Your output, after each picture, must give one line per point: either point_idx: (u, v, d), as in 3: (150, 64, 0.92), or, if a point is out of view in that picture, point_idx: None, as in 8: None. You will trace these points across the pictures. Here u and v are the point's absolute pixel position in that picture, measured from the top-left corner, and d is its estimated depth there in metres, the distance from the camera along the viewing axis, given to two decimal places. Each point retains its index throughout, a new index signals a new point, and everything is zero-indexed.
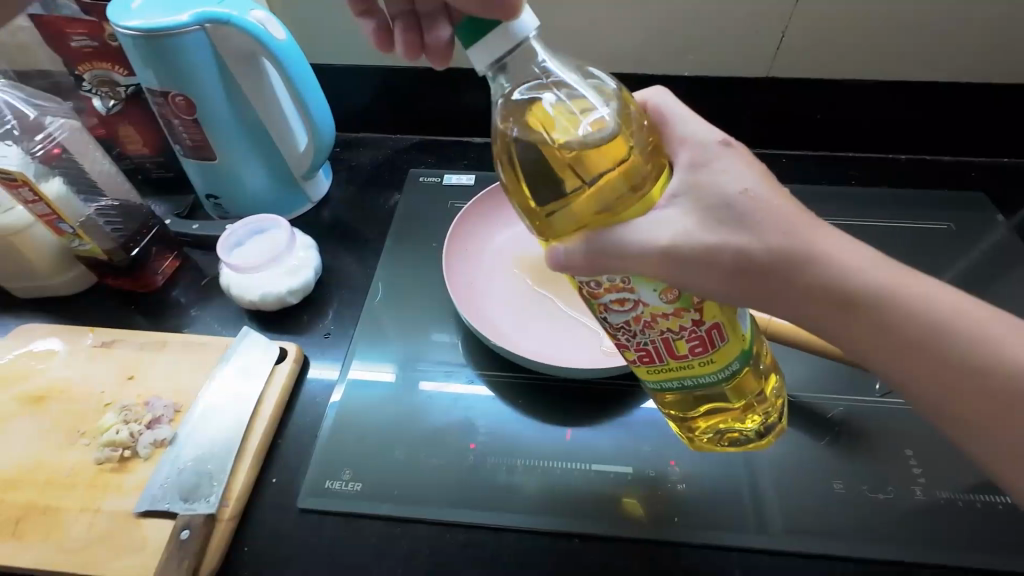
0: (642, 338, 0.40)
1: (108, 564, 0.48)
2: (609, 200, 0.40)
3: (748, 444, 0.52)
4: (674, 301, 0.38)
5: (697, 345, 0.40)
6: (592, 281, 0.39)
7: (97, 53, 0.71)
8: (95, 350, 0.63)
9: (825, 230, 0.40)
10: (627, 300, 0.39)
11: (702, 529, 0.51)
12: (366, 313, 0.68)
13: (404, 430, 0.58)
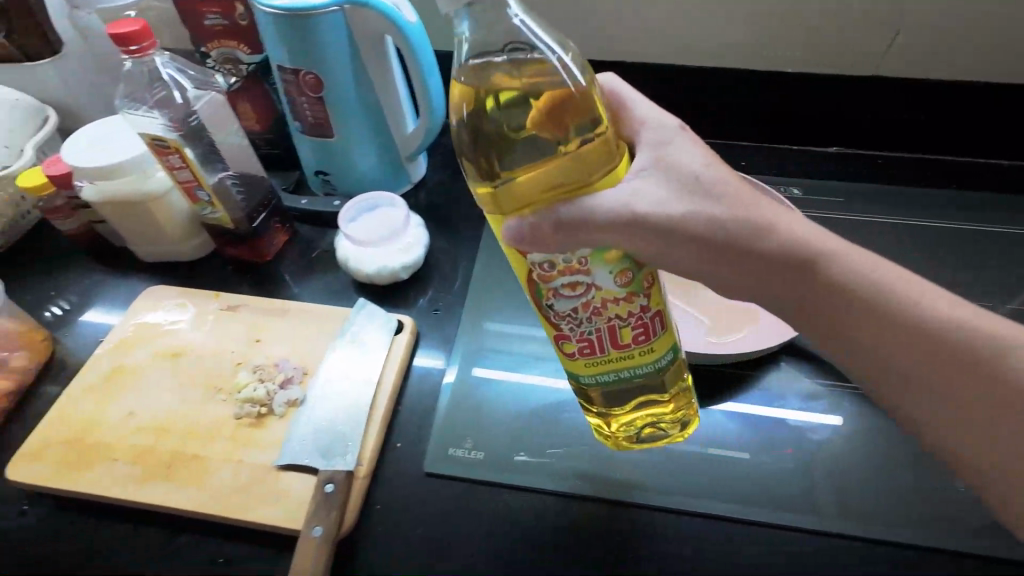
0: (588, 327, 0.42)
1: (256, 511, 0.51)
2: (568, 172, 0.39)
3: (665, 435, 0.56)
4: (624, 285, 0.41)
5: (639, 333, 0.43)
6: (547, 263, 0.39)
7: (227, 31, 0.74)
8: (220, 313, 0.66)
9: (760, 203, 0.43)
10: (580, 283, 0.40)
11: (780, 512, 0.52)
12: (473, 294, 0.70)
13: (520, 404, 0.60)
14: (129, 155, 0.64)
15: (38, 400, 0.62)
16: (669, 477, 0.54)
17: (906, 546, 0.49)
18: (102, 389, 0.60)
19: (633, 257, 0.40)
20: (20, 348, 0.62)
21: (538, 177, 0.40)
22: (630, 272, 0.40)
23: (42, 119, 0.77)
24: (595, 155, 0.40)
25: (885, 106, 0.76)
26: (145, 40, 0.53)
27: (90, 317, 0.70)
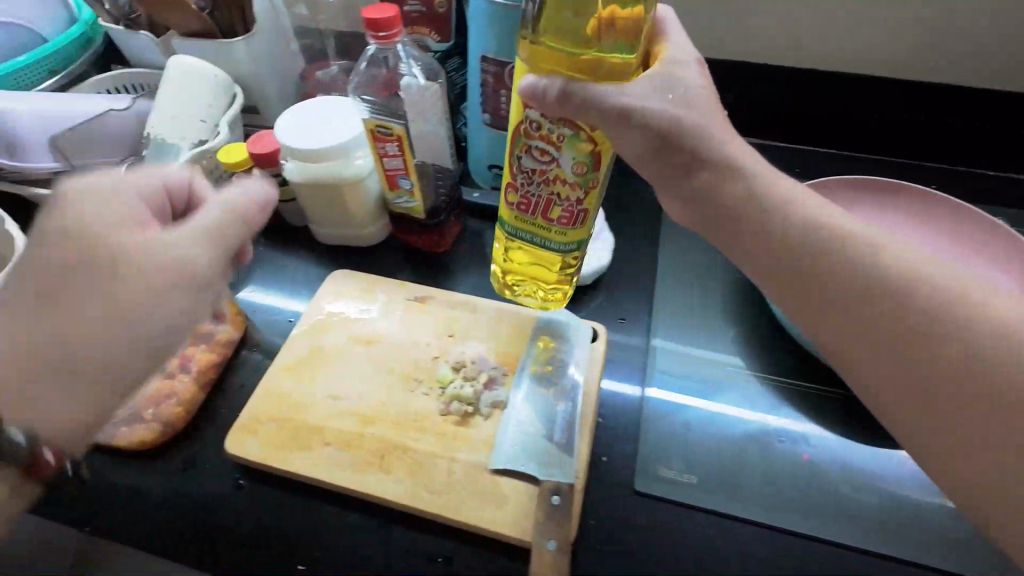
0: (533, 189, 0.54)
1: (477, 513, 0.50)
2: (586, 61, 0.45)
3: (540, 300, 0.67)
4: (576, 176, 0.52)
5: (564, 216, 0.55)
6: (535, 124, 0.50)
7: (424, 17, 0.73)
8: (409, 303, 0.66)
9: (744, 150, 0.48)
10: (548, 154, 0.51)
11: (982, 562, 0.49)
12: (661, 308, 0.67)
13: (728, 428, 0.57)
14: (339, 139, 0.63)
15: (238, 375, 0.63)
16: (899, 521, 0.51)
17: (887, 558, 0.50)
18: (302, 369, 0.61)
19: (593, 158, 0.50)
20: (226, 321, 0.64)
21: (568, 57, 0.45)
22: (585, 168, 0.51)
23: (232, 96, 0.79)
24: (618, 66, 0.46)
25: (888, 107, 0.82)
26: (396, 27, 0.53)
27: (274, 296, 0.72)
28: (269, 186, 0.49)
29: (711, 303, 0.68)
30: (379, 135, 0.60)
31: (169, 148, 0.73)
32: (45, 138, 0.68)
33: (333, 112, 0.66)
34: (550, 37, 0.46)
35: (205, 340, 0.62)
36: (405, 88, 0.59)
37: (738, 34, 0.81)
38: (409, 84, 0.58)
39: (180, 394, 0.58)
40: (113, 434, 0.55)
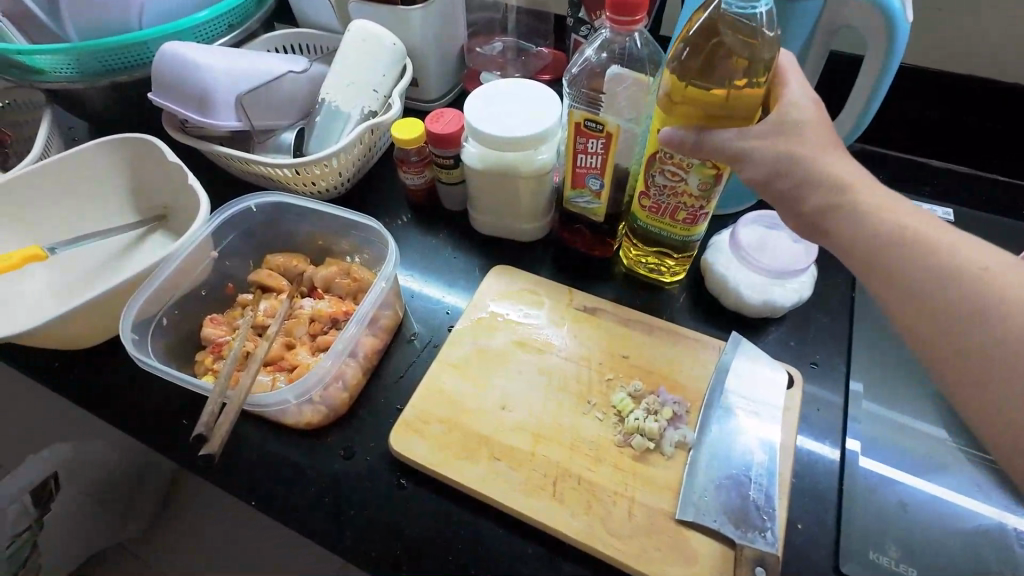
0: (661, 198, 0.56)
1: (664, 567, 0.45)
2: (715, 105, 0.47)
3: (659, 279, 0.66)
4: (701, 192, 0.53)
5: (688, 219, 0.56)
6: (666, 153, 0.52)
7: None
8: (577, 313, 0.61)
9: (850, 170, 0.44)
10: (677, 175, 0.53)
11: None
12: (858, 357, 0.59)
13: (947, 516, 0.49)
14: (535, 130, 0.58)
15: (397, 363, 0.61)
16: None
17: None
18: (466, 368, 0.57)
19: (717, 177, 0.52)
20: (390, 307, 0.61)
21: (701, 101, 0.47)
22: (710, 185, 0.53)
23: (402, 66, 0.75)
24: (748, 103, 0.46)
25: (930, 107, 0.73)
26: (640, 13, 0.47)
27: (430, 283, 0.68)
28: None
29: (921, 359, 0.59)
30: (584, 129, 0.55)
31: (341, 116, 0.71)
32: (234, 94, 0.66)
33: (519, 101, 0.61)
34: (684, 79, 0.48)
35: (373, 325, 0.59)
36: (610, 77, 0.54)
37: (965, 45, 0.70)
38: (615, 72, 0.53)
39: (347, 378, 0.56)
40: (285, 412, 0.54)
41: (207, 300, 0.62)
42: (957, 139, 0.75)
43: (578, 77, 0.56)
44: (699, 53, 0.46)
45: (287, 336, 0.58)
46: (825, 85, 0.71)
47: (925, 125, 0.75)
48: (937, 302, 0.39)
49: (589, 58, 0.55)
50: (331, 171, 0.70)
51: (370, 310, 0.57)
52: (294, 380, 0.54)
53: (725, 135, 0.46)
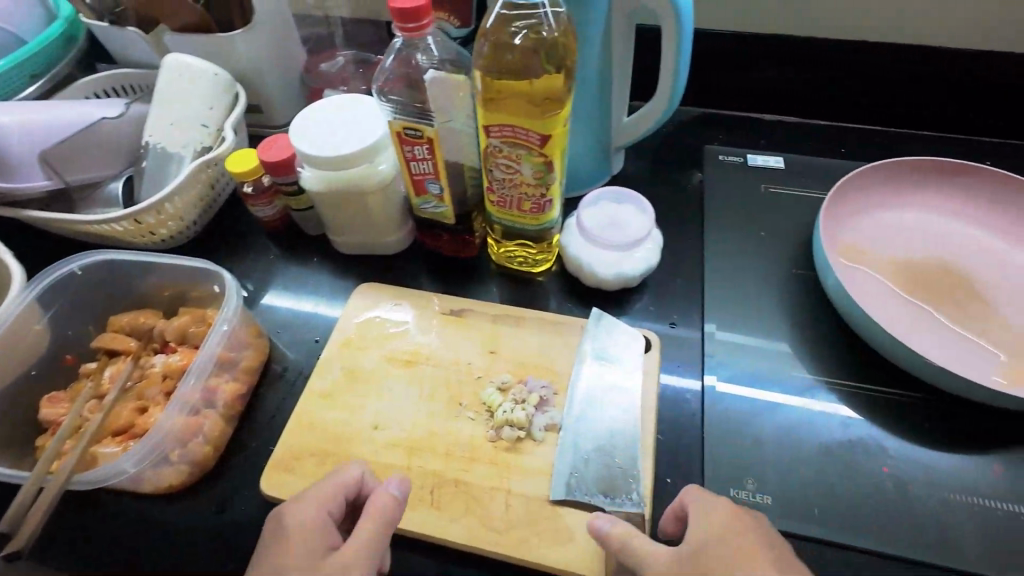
0: (505, 192, 0.56)
1: (545, 552, 0.47)
2: (531, 93, 0.51)
3: (526, 269, 0.67)
4: (538, 180, 0.54)
5: (535, 208, 0.57)
6: (496, 146, 0.52)
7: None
8: (444, 317, 0.62)
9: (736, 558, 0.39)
10: (512, 167, 0.53)
11: None
12: (711, 311, 0.63)
13: (793, 440, 0.54)
14: (364, 143, 0.58)
15: (267, 404, 0.58)
16: (991, 535, 0.49)
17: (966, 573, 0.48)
18: (336, 396, 0.56)
19: (549, 164, 0.52)
20: (249, 346, 0.59)
21: (515, 92, 0.51)
22: (544, 173, 0.53)
23: (234, 96, 0.71)
24: (554, 85, 0.51)
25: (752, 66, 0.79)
26: (426, 16, 0.47)
27: (298, 307, 0.67)
28: (394, 505, 0.44)
29: (767, 304, 0.64)
30: (406, 138, 0.55)
31: (169, 157, 0.67)
32: (35, 152, 0.61)
33: (341, 118, 0.60)
34: (493, 75, 0.51)
35: (231, 369, 0.57)
36: (431, 83, 0.52)
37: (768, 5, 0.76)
38: (433, 75, 0.52)
39: (207, 430, 0.53)
40: (138, 480, 0.51)
41: (41, 378, 0.58)
42: (779, 92, 0.81)
43: (390, 84, 0.56)
44: (497, 46, 0.50)
45: (137, 400, 0.55)
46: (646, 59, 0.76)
47: (745, 84, 0.81)
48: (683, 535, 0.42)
49: (390, 64, 0.55)
50: (170, 216, 0.66)
51: (212, 353, 0.55)
52: (129, 444, 0.51)
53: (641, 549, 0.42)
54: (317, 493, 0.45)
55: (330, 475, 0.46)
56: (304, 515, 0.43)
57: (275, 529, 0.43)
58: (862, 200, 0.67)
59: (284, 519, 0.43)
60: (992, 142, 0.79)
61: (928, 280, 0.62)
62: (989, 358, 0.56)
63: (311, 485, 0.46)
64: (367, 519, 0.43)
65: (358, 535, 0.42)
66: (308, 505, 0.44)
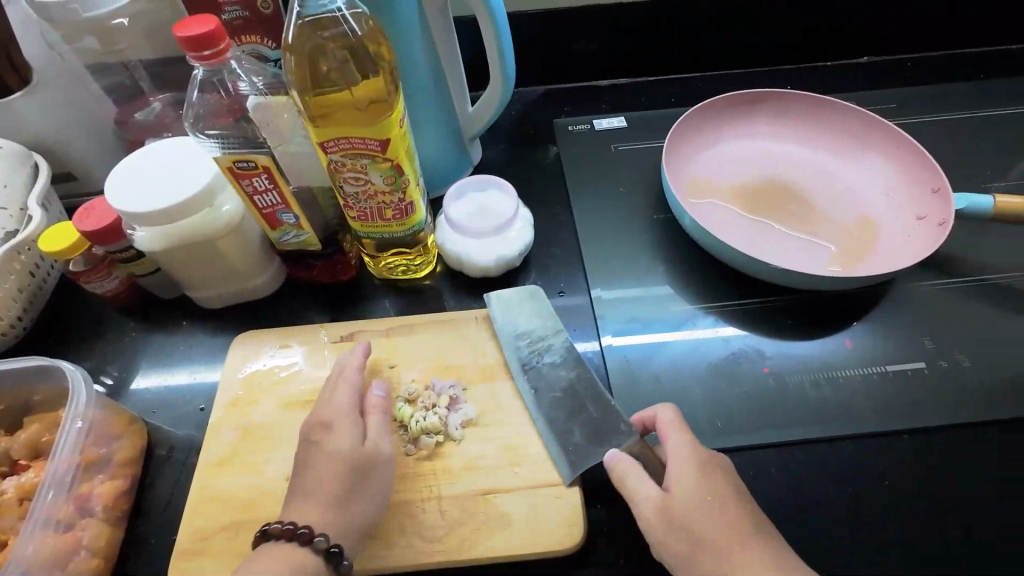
0: (363, 205, 0.55)
1: (487, 544, 0.47)
2: (356, 101, 0.51)
3: (408, 277, 0.66)
4: (391, 186, 0.53)
5: (397, 213, 0.56)
6: (337, 160, 0.51)
7: (248, 23, 0.57)
8: (337, 346, 0.60)
9: (706, 503, 0.44)
10: (361, 178, 0.52)
11: (916, 415, 0.55)
12: (593, 271, 0.67)
13: (687, 367, 0.59)
14: (196, 188, 0.53)
15: (160, 491, 0.53)
16: (857, 399, 0.57)
17: (845, 437, 0.55)
18: (237, 459, 0.53)
19: (397, 168, 0.52)
20: (119, 437, 0.53)
21: (340, 102, 0.50)
22: (395, 177, 0.53)
23: (33, 165, 0.63)
24: (376, 89, 0.50)
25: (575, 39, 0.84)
26: (221, 41, 0.45)
27: (172, 379, 0.61)
28: (386, 398, 0.52)
29: (640, 252, 0.69)
30: (239, 171, 0.51)
31: None
32: None
33: (163, 166, 0.55)
34: (311, 91, 0.50)
35: (102, 469, 0.51)
36: (252, 111, 0.48)
37: None
38: (257, 104, 0.48)
39: (89, 542, 0.48)
40: None
41: None
42: (606, 58, 0.87)
43: (208, 119, 0.52)
44: (304, 61, 0.49)
45: None
46: (472, 48, 0.78)
47: (573, 56, 0.86)
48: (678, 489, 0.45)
49: (198, 98, 0.51)
50: None
51: (67, 460, 0.49)
52: None
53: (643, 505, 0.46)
54: (337, 396, 0.51)
55: (340, 380, 0.53)
56: (335, 410, 0.50)
57: (315, 431, 0.49)
58: (696, 140, 0.74)
59: (320, 419, 0.49)
60: (787, 69, 0.90)
61: (762, 197, 0.70)
62: (821, 252, 0.65)
63: (328, 395, 0.52)
64: (372, 414, 0.51)
65: (370, 424, 0.50)
66: (337, 403, 0.51)
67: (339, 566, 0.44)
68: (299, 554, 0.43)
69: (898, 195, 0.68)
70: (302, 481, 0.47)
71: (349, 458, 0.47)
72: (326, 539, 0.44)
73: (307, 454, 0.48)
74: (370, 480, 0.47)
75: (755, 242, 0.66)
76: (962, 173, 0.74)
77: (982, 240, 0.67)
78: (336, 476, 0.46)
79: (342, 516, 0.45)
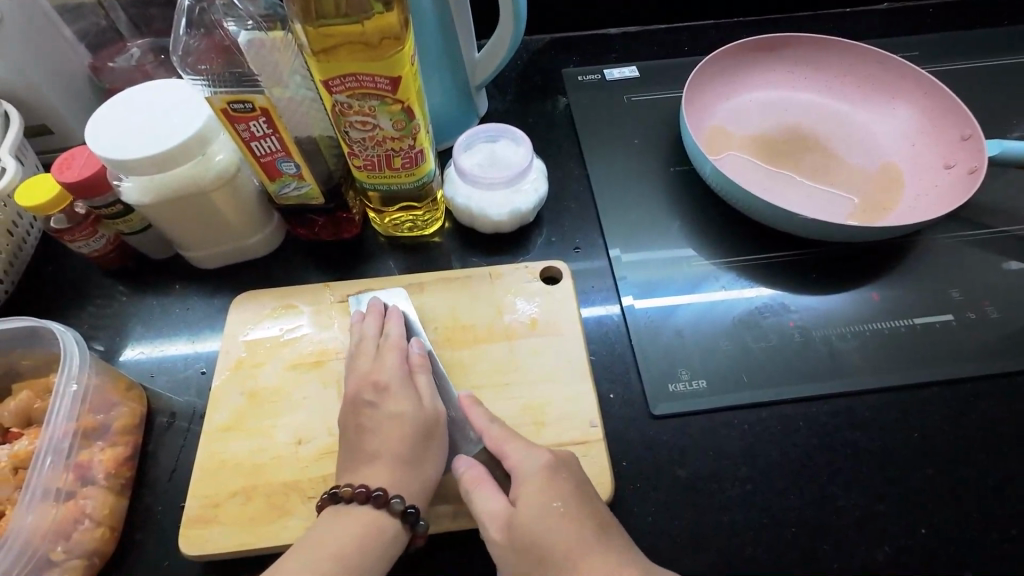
0: (369, 152, 0.51)
1: None
2: (367, 38, 0.45)
3: (416, 233, 0.63)
4: (401, 131, 0.49)
5: (407, 162, 0.52)
6: (344, 102, 0.47)
7: None
8: (343, 305, 0.57)
9: (557, 509, 0.41)
10: (368, 123, 0.48)
11: (943, 367, 0.54)
12: (609, 228, 0.64)
13: (710, 323, 0.57)
14: (186, 134, 0.49)
15: (164, 459, 0.51)
16: (884, 352, 0.55)
17: (873, 390, 0.54)
18: (244, 424, 0.50)
19: (408, 110, 0.48)
20: (118, 404, 0.50)
21: (350, 39, 0.44)
22: (405, 122, 0.49)
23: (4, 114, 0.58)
24: (389, 24, 0.44)
25: None
26: None
27: (169, 346, 0.57)
28: (426, 356, 0.51)
29: (657, 207, 0.66)
30: (235, 114, 0.47)
31: None
32: None
33: (149, 110, 0.50)
34: (316, 25, 0.43)
35: (102, 435, 0.48)
36: (245, 48, 0.44)
37: None
38: (251, 39, 0.44)
39: (94, 511, 0.45)
40: None
41: None
42: (617, 3, 0.82)
43: (198, 52, 0.47)
44: None
45: None
46: None
47: (578, 11, 0.82)
48: (525, 502, 0.42)
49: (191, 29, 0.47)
50: None
51: (64, 427, 0.46)
52: None
53: (490, 517, 0.42)
54: (386, 355, 0.50)
55: (387, 340, 0.51)
56: (388, 370, 0.48)
57: (369, 391, 0.47)
58: (715, 90, 0.71)
59: (377, 380, 0.48)
60: (803, 16, 0.86)
61: (783, 147, 0.67)
62: (840, 204, 0.62)
63: (376, 354, 0.50)
64: (421, 372, 0.49)
65: (420, 384, 0.48)
66: (387, 363, 0.49)
67: (416, 526, 0.43)
68: (372, 516, 0.42)
69: (926, 146, 0.65)
70: (364, 446, 0.45)
71: (409, 419, 0.46)
72: (402, 501, 0.43)
73: (364, 416, 0.46)
74: (432, 442, 0.46)
75: (774, 193, 0.63)
76: (988, 123, 0.71)
77: (1006, 190, 0.65)
78: (399, 438, 0.45)
79: (410, 479, 0.44)
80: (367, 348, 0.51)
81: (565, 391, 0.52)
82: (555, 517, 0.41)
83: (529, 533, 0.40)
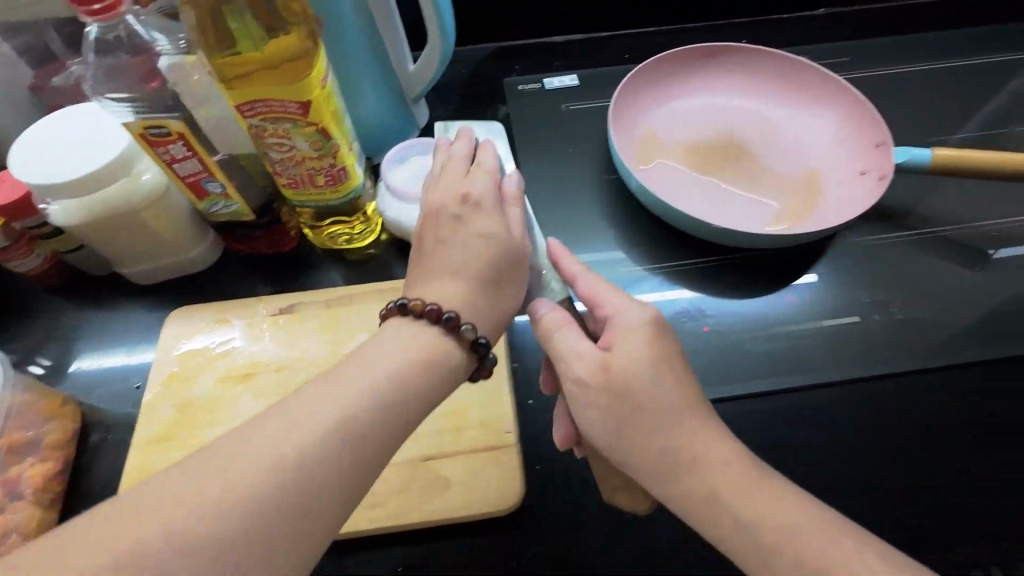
0: (291, 171, 0.52)
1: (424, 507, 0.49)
2: (271, 62, 0.46)
3: (349, 245, 0.64)
4: (319, 151, 0.51)
5: (329, 179, 0.54)
6: (257, 124, 0.48)
7: None
8: (275, 319, 0.58)
9: (654, 361, 0.43)
10: (284, 144, 0.50)
11: (852, 367, 0.57)
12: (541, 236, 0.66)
13: None
14: (107, 158, 0.50)
15: (97, 472, 0.52)
16: (847, 351, 0.58)
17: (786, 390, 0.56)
18: (174, 436, 0.52)
19: (323, 131, 0.50)
20: (48, 421, 0.52)
21: (253, 65, 0.46)
22: (322, 142, 0.50)
23: None
24: (289, 47, 0.46)
25: None
26: None
27: (106, 361, 0.59)
28: (519, 192, 0.51)
29: (590, 215, 0.68)
30: (153, 138, 0.49)
31: None
32: None
33: (70, 134, 0.52)
34: (220, 53, 0.45)
35: (31, 451, 0.50)
36: (166, 70, 0.46)
37: None
38: (168, 63, 0.45)
39: (21, 525, 0.47)
40: None
41: None
42: (558, 14, 0.84)
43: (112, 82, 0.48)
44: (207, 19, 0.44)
45: None
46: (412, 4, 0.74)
47: (523, 22, 0.84)
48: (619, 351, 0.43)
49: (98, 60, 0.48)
50: None
51: None
52: None
53: (579, 359, 0.44)
54: (478, 177, 0.49)
55: (479, 166, 0.50)
56: (481, 190, 0.48)
57: (457, 205, 0.47)
58: (648, 99, 0.72)
59: (467, 194, 0.47)
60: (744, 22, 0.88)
61: (710, 155, 0.69)
62: (761, 210, 0.65)
63: (464, 176, 0.50)
64: (512, 205, 0.49)
65: (511, 215, 0.48)
66: (477, 185, 0.49)
67: (485, 359, 0.44)
68: (440, 341, 0.42)
69: (846, 151, 0.68)
70: (447, 258, 0.45)
71: (498, 241, 0.46)
72: (473, 331, 0.42)
73: (461, 228, 0.46)
74: (517, 273, 0.47)
75: (698, 201, 0.65)
76: (911, 129, 0.74)
77: (920, 197, 0.68)
78: (487, 257, 0.45)
79: (485, 301, 0.44)
80: (454, 171, 0.50)
81: (485, 398, 0.54)
82: (645, 376, 0.42)
83: (620, 379, 0.42)
